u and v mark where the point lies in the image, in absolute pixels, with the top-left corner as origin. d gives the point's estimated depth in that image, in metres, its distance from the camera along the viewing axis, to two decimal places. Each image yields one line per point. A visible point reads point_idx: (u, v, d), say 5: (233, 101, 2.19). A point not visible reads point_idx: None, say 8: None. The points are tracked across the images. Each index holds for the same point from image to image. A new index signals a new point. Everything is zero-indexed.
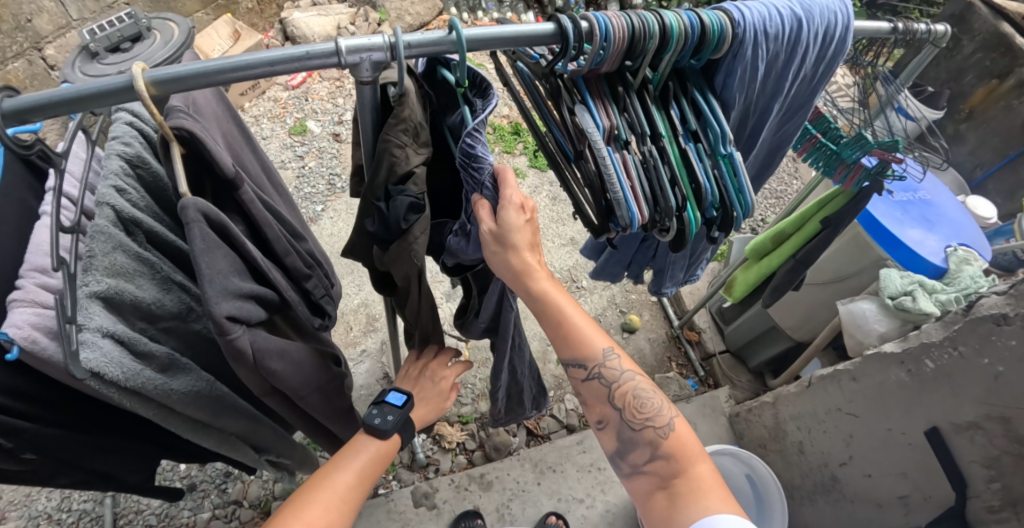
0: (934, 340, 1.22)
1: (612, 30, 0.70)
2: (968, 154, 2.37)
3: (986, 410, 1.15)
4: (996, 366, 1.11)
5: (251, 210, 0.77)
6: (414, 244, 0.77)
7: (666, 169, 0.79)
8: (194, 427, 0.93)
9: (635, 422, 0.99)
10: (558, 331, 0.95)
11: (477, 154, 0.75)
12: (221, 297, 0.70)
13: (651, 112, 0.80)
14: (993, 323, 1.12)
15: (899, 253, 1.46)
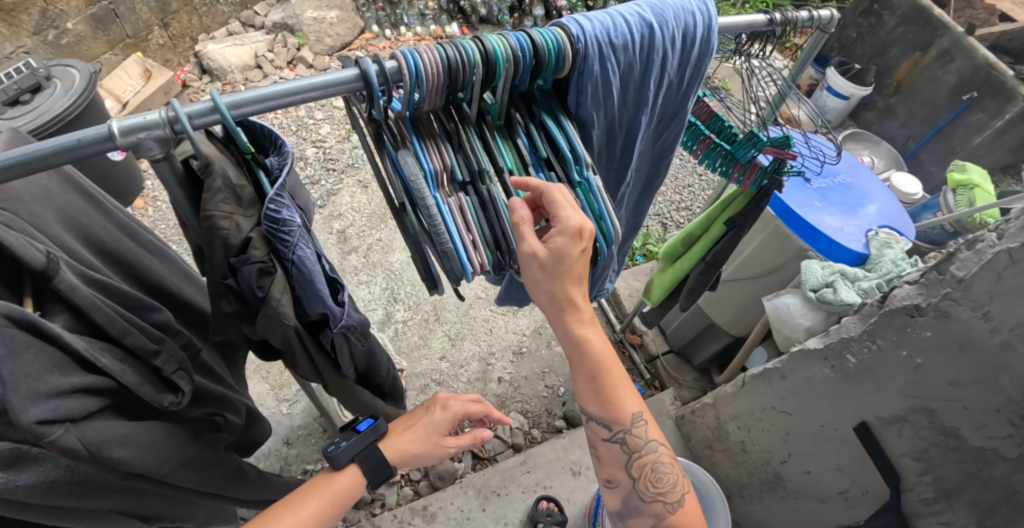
0: (852, 334, 1.19)
1: (423, 66, 0.63)
2: (900, 127, 2.65)
3: (911, 403, 1.11)
4: (914, 358, 1.07)
5: (72, 297, 0.72)
6: (280, 308, 0.72)
7: (506, 211, 0.73)
8: (60, 514, 0.87)
9: (646, 493, 0.90)
10: (591, 376, 0.86)
11: (286, 218, 0.70)
12: (28, 404, 0.65)
13: (493, 147, 0.74)
14: (908, 315, 1.08)
15: (820, 244, 1.43)
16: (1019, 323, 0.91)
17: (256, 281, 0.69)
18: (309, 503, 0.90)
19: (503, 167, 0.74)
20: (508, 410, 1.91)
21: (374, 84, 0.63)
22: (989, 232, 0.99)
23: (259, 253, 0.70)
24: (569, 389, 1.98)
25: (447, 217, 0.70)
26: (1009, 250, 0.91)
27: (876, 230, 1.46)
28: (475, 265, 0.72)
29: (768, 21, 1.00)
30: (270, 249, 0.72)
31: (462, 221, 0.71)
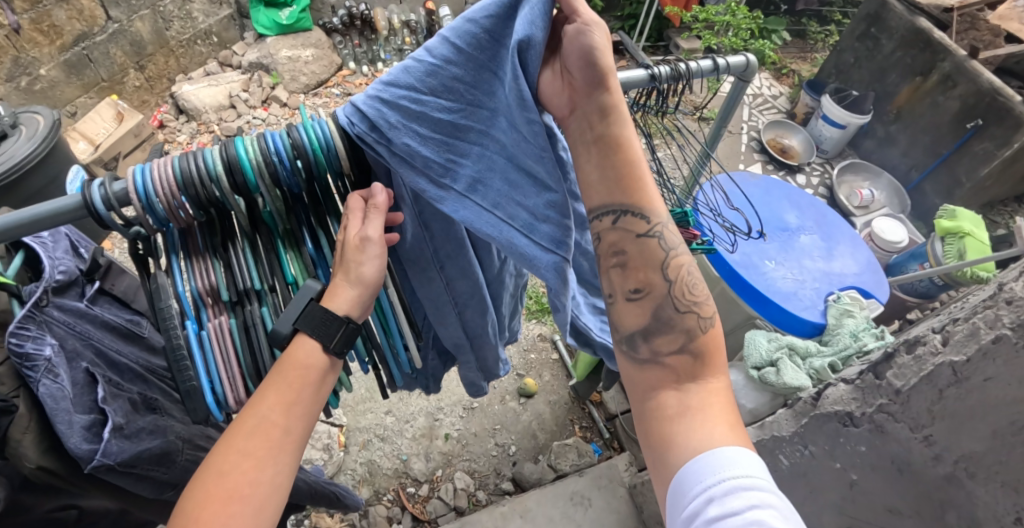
0: (785, 435, 1.02)
1: (151, 186, 0.56)
2: (901, 157, 2.79)
3: (847, 522, 0.92)
4: (849, 473, 0.89)
5: None
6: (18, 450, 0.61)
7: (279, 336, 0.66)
8: None
9: (678, 302, 0.64)
10: (621, 181, 0.63)
11: (27, 352, 0.60)
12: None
13: (272, 259, 0.66)
14: (840, 423, 0.90)
15: (769, 312, 1.28)
16: (963, 456, 0.72)
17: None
18: (262, 393, 0.60)
19: (280, 283, 0.66)
20: (454, 468, 1.80)
21: (99, 212, 0.56)
22: (933, 333, 0.79)
23: (3, 390, 0.61)
24: (521, 448, 1.86)
25: (198, 346, 0.64)
26: (952, 364, 0.73)
27: (837, 294, 1.31)
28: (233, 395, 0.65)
29: (650, 77, 0.88)
30: (21, 382, 0.62)
31: (222, 350, 0.65)
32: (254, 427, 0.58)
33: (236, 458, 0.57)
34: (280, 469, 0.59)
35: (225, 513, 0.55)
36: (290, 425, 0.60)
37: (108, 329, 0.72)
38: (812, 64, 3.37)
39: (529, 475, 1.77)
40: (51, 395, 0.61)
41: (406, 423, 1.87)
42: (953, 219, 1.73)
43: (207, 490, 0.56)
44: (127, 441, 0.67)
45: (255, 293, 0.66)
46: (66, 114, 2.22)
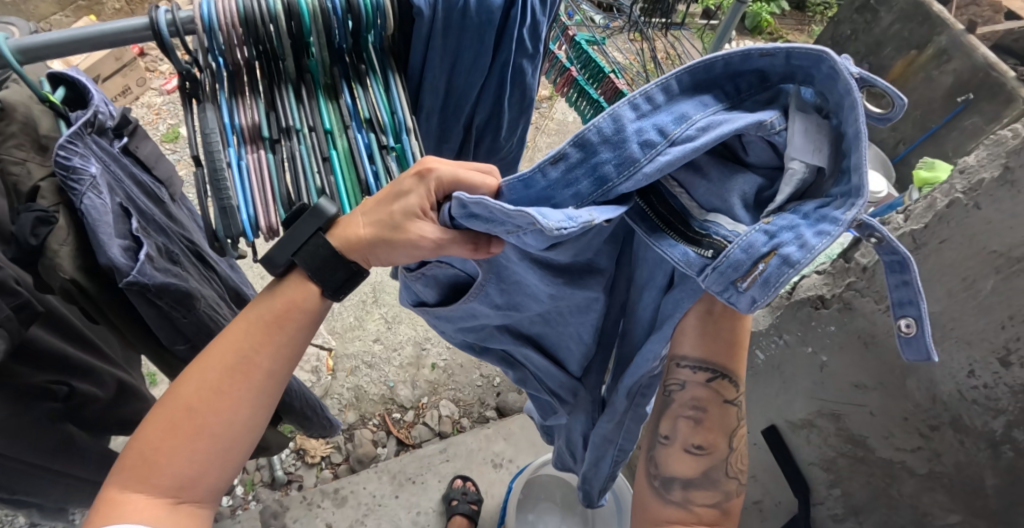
0: (761, 328, 1.08)
1: (218, 13, 0.56)
2: (891, 130, 2.89)
3: (817, 406, 0.99)
4: (820, 355, 0.96)
5: None
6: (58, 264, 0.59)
7: (314, 173, 0.64)
8: None
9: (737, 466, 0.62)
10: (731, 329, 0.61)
11: (75, 166, 0.58)
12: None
13: (309, 103, 0.65)
14: (813, 307, 0.96)
15: None
16: (924, 318, 0.80)
17: (31, 229, 0.56)
18: (250, 323, 0.59)
19: (320, 127, 0.65)
20: (438, 397, 1.84)
21: (164, 34, 0.54)
22: (896, 213, 0.86)
23: (47, 202, 0.59)
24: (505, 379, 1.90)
25: (240, 173, 0.61)
26: (911, 233, 0.81)
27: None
28: (266, 224, 0.62)
29: None
30: (65, 200, 0.60)
31: (261, 183, 0.62)
32: (232, 364, 0.57)
33: (206, 388, 0.56)
34: (248, 420, 0.58)
35: (186, 437, 0.55)
36: (270, 366, 0.59)
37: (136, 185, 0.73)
38: (809, 37, 3.45)
39: (514, 403, 1.83)
40: (97, 213, 0.59)
41: (393, 351, 1.92)
42: (932, 172, 1.85)
43: (172, 418, 0.55)
44: (156, 271, 0.65)
45: (295, 133, 0.64)
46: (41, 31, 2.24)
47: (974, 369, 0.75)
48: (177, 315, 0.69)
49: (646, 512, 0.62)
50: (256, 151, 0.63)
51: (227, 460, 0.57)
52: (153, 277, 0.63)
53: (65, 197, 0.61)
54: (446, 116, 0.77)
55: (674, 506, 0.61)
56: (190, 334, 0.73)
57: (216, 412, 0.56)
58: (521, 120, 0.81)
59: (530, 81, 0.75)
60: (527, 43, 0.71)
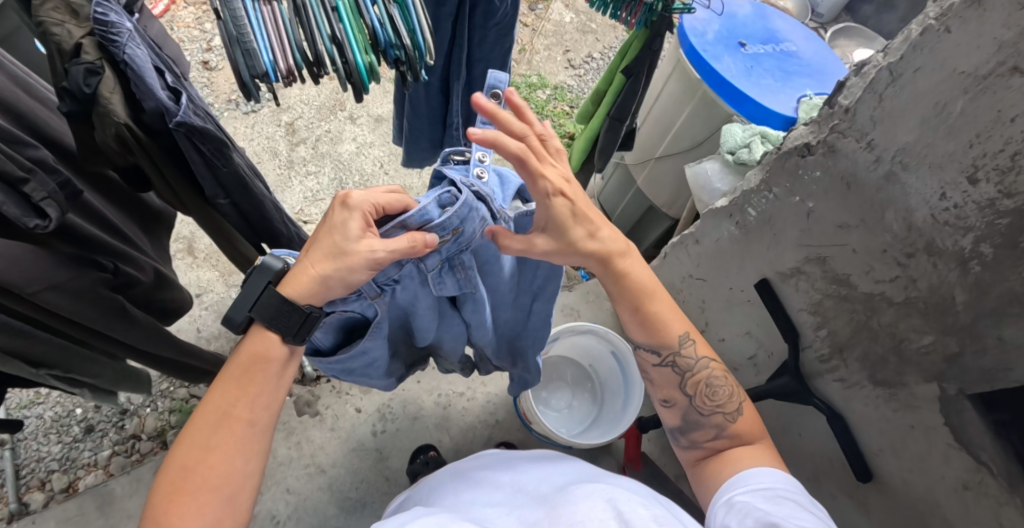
0: (752, 186, 1.11)
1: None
2: (899, 22, 2.71)
3: (805, 253, 1.06)
4: (806, 202, 1.01)
5: None
6: (110, 106, 0.75)
7: (324, 19, 0.78)
8: None
9: (703, 407, 0.90)
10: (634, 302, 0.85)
11: (110, 20, 0.73)
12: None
13: None
14: (799, 156, 1.00)
15: (745, 108, 1.29)
16: (900, 149, 0.83)
17: (83, 79, 0.73)
18: (222, 384, 0.65)
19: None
20: None
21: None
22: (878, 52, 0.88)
23: (90, 57, 0.73)
24: None
25: (256, 22, 0.75)
26: (889, 67, 0.81)
27: (810, 97, 1.29)
28: (282, 64, 0.77)
29: None
30: (106, 55, 0.75)
31: (275, 30, 0.77)
32: (216, 420, 0.64)
33: (197, 448, 0.63)
34: (241, 467, 0.65)
35: (190, 505, 0.62)
36: (247, 419, 0.65)
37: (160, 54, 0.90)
38: None
39: None
40: (134, 61, 0.74)
41: None
42: None
43: (171, 482, 0.62)
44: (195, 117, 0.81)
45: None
46: None
47: (945, 192, 0.80)
48: (218, 162, 0.87)
49: (686, 457, 0.92)
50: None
51: (234, 512, 0.65)
52: (195, 120, 0.80)
53: (105, 53, 0.75)
54: None
55: (688, 446, 0.92)
56: (230, 184, 0.93)
57: (216, 459, 0.63)
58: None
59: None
60: None
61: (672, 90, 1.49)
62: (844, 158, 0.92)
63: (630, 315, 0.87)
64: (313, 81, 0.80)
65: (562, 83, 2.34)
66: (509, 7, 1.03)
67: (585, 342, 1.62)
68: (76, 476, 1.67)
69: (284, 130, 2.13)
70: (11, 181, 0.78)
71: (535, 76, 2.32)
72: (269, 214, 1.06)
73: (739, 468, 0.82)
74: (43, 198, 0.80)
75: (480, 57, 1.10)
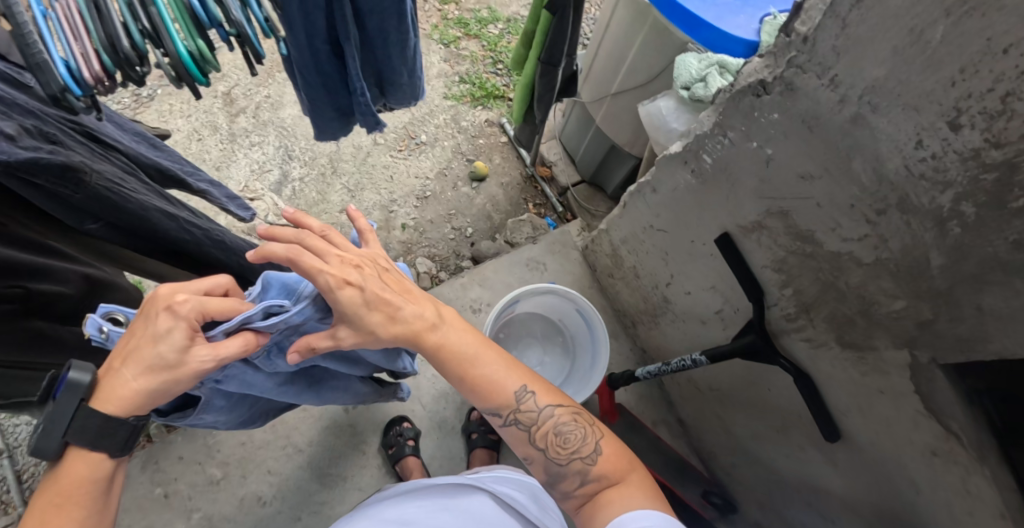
0: (705, 129, 0.96)
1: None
2: None
3: (766, 206, 0.92)
4: (765, 149, 0.86)
5: None
6: None
7: (132, 7, 0.64)
8: None
9: (560, 457, 0.81)
10: (455, 369, 0.80)
11: None
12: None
13: None
14: (755, 96, 0.84)
15: (701, 35, 1.07)
16: (867, 87, 0.68)
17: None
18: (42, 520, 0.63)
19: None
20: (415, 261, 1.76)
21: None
22: None
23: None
24: (477, 229, 1.76)
25: (43, 19, 0.61)
26: None
27: (774, 14, 1.07)
28: (89, 69, 0.65)
29: None
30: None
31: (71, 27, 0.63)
32: None
33: None
34: None
35: None
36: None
37: None
38: None
39: (486, 250, 1.68)
40: None
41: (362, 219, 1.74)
42: None
43: None
44: (17, 147, 0.70)
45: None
46: None
47: (922, 139, 0.66)
48: (68, 192, 0.78)
49: (566, 508, 0.82)
50: None
51: None
52: (13, 156, 0.68)
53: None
54: None
55: (562, 498, 0.82)
56: (95, 209, 0.84)
57: None
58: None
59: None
60: None
61: (621, 18, 1.28)
62: (804, 99, 0.77)
63: (454, 379, 0.81)
64: (132, 81, 0.69)
65: (516, 16, 2.09)
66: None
67: (550, 301, 1.51)
68: None
69: (221, 102, 1.91)
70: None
71: (485, 10, 2.07)
72: (160, 225, 0.97)
73: (620, 509, 0.72)
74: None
75: (370, 8, 0.92)
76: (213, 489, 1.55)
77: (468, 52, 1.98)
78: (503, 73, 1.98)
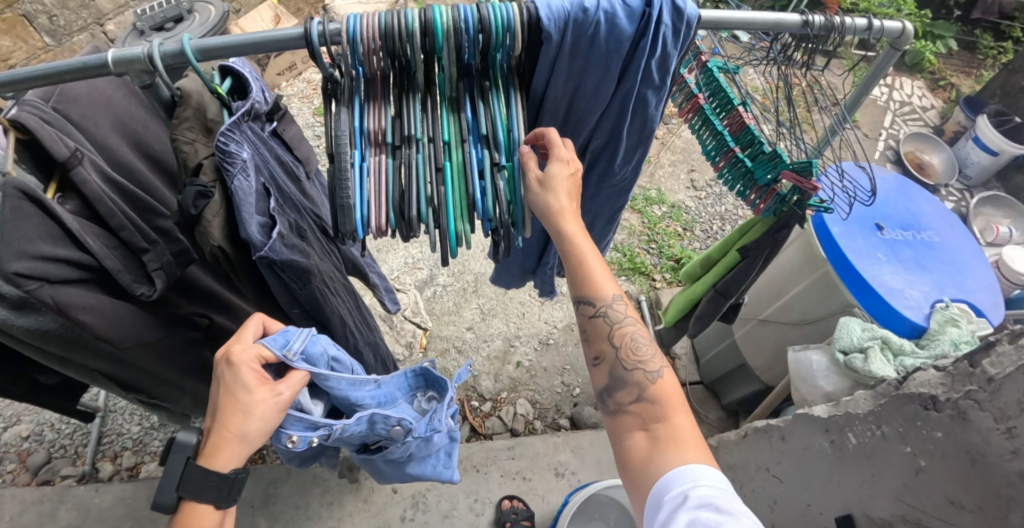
0: (858, 411, 1.04)
1: (360, 31, 0.66)
2: None
3: (902, 510, 0.92)
4: (917, 459, 0.90)
5: (86, 190, 0.78)
6: (209, 231, 0.71)
7: (427, 182, 0.72)
8: (53, 360, 0.96)
9: (627, 362, 0.82)
10: (574, 264, 0.79)
11: (230, 151, 0.70)
12: (12, 257, 0.70)
13: (432, 117, 0.74)
14: (922, 407, 0.91)
15: (869, 301, 1.25)
16: None
17: (191, 200, 0.68)
18: None
19: (439, 137, 0.74)
20: (518, 394, 1.80)
21: (314, 44, 0.65)
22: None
23: (206, 178, 0.71)
24: (585, 391, 1.83)
25: (361, 174, 0.71)
26: None
27: (947, 303, 1.24)
28: (375, 221, 0.72)
29: (803, 22, 0.91)
30: (220, 177, 0.73)
31: (376, 182, 0.72)
32: None
33: None
34: None
35: None
36: None
37: (280, 163, 0.88)
38: (976, 81, 3.11)
39: (588, 418, 1.76)
40: (240, 189, 0.71)
41: (484, 342, 1.89)
42: None
43: None
44: (286, 247, 0.74)
45: (415, 142, 0.73)
46: (233, 10, 2.63)
47: None
48: (295, 287, 0.78)
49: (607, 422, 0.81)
50: (377, 151, 0.73)
51: None
52: (279, 254, 0.72)
53: (220, 176, 0.73)
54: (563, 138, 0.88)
55: (610, 410, 0.81)
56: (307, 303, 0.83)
57: None
58: (638, 149, 0.88)
59: (652, 110, 0.82)
60: (655, 77, 0.78)
61: (792, 256, 1.42)
62: (970, 435, 0.81)
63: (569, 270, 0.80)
64: (403, 241, 0.74)
65: (680, 203, 2.17)
66: (628, 173, 0.93)
67: None
68: (142, 460, 1.94)
69: None
70: (134, 250, 0.83)
71: (655, 191, 2.18)
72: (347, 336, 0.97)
73: (674, 458, 0.70)
74: (154, 269, 0.84)
75: (591, 210, 1.02)
76: None
77: (628, 224, 2.08)
78: (654, 253, 2.03)
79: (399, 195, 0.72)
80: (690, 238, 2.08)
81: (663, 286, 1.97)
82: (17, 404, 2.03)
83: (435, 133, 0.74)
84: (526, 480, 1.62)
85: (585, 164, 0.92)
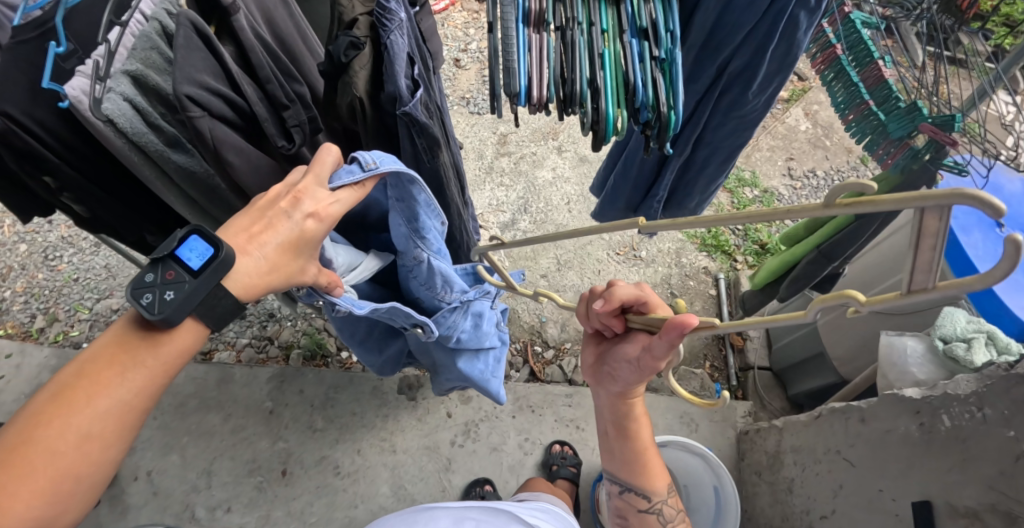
0: (959, 393, 0.98)
1: None
2: None
3: (992, 499, 0.87)
4: (1020, 443, 0.84)
5: (241, 37, 0.84)
6: (354, 82, 0.77)
7: (587, 63, 0.74)
8: (191, 206, 1.10)
9: None
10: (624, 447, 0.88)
11: (389, 9, 0.75)
12: (183, 82, 0.76)
13: (592, 4, 0.76)
14: None
15: (977, 294, 1.18)
16: None
17: (343, 49, 0.75)
18: (145, 372, 0.62)
19: (598, 25, 0.75)
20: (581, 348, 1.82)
21: None
22: None
23: (359, 32, 0.77)
24: None
25: (524, 48, 0.73)
26: None
27: None
28: (534, 97, 0.75)
29: None
30: (373, 35, 0.78)
31: (536, 57, 0.75)
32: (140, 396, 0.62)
33: (114, 410, 0.60)
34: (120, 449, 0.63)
35: (60, 446, 0.57)
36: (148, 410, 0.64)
37: (420, 46, 0.94)
38: None
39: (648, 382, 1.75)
40: (392, 44, 0.75)
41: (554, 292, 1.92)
42: None
43: (60, 408, 0.58)
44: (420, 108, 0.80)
45: (575, 25, 0.75)
46: None
47: None
48: (423, 156, 0.86)
49: None
50: (538, 30, 0.75)
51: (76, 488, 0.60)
52: (419, 113, 0.78)
53: (372, 33, 0.78)
54: (705, 55, 0.87)
55: None
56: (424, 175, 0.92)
57: (116, 434, 0.61)
58: (776, 77, 0.87)
59: (801, 34, 0.80)
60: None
61: (896, 242, 1.36)
62: None
63: (629, 455, 0.88)
64: (557, 117, 0.77)
65: (774, 189, 2.12)
66: (761, 103, 0.92)
67: (690, 462, 1.45)
68: (216, 348, 1.96)
69: (496, 139, 2.24)
70: (275, 105, 0.90)
71: (749, 172, 2.14)
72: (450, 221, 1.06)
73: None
74: (292, 125, 0.92)
75: (710, 140, 1.01)
76: (308, 435, 1.66)
77: (716, 201, 2.06)
78: (740, 234, 2.01)
79: (557, 73, 0.75)
80: (779, 226, 2.03)
81: (744, 268, 1.95)
82: (116, 279, 2.21)
83: (592, 21, 0.76)
84: (579, 429, 1.65)
85: (719, 88, 0.91)
